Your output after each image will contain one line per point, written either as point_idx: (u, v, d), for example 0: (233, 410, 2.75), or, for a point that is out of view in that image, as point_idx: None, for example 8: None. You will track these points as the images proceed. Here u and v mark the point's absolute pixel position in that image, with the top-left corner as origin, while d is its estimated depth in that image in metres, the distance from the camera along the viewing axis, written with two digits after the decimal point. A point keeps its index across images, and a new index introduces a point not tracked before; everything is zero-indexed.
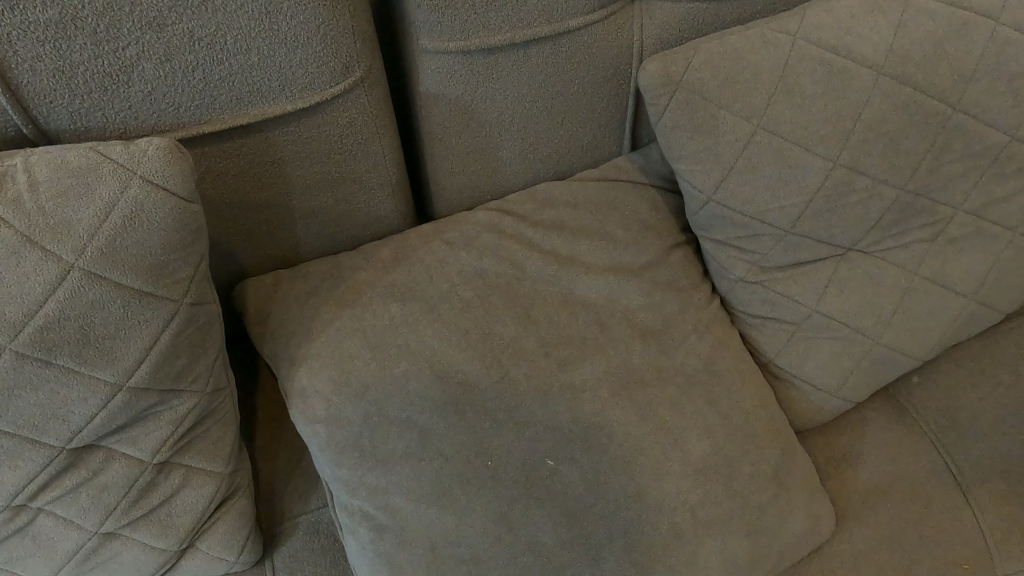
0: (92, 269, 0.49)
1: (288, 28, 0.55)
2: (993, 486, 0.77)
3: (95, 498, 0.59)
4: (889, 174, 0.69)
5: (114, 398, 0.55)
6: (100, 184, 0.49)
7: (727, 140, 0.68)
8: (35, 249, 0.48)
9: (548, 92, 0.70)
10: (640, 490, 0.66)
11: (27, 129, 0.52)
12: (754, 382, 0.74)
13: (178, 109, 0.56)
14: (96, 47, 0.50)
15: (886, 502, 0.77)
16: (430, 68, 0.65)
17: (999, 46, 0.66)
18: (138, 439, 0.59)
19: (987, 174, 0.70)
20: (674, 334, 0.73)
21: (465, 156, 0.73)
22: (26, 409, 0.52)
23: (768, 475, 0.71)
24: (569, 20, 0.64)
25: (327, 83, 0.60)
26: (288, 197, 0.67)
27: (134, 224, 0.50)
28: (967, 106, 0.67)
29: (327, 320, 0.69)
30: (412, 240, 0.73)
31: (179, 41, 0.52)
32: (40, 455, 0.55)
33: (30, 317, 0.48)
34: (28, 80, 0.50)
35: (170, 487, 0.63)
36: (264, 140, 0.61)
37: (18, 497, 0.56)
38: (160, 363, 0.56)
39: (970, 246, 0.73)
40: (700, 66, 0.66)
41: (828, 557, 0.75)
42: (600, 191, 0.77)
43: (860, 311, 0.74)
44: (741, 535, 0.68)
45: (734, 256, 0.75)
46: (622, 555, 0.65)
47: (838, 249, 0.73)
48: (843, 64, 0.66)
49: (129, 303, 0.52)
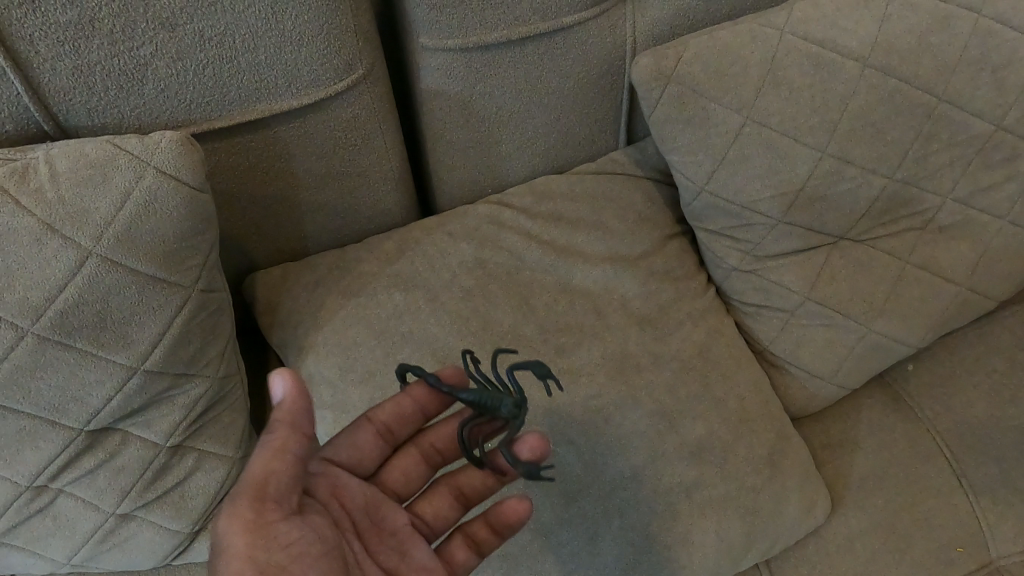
0: (108, 255, 0.52)
1: (293, 28, 0.58)
2: (987, 470, 0.78)
3: (112, 479, 0.62)
4: (876, 163, 0.71)
5: (130, 381, 0.57)
6: (115, 174, 0.52)
7: (718, 132, 0.70)
8: (55, 236, 0.50)
9: (545, 88, 0.72)
10: (636, 473, 0.68)
11: (48, 125, 0.55)
12: (749, 367, 0.76)
13: (190, 106, 0.59)
14: (112, 47, 0.53)
15: (881, 486, 0.79)
16: (431, 65, 0.68)
17: (982, 38, 0.67)
18: (153, 423, 0.62)
19: (974, 163, 0.72)
20: (670, 322, 0.75)
21: (466, 151, 0.76)
22: (47, 391, 0.54)
23: (763, 458, 0.72)
24: (562, 18, 0.67)
25: (331, 80, 0.63)
26: (293, 190, 0.70)
27: (149, 212, 0.53)
28: (951, 97, 0.69)
29: (333, 309, 0.71)
30: (415, 232, 0.76)
31: (190, 41, 0.55)
32: (61, 437, 0.57)
33: (52, 301, 0.51)
34: (48, 78, 0.53)
35: (183, 470, 0.65)
36: (271, 134, 0.64)
37: (40, 476, 0.59)
38: (173, 347, 0.59)
39: (958, 234, 0.74)
40: (691, 60, 0.68)
41: (823, 539, 0.76)
42: (596, 183, 0.79)
43: (853, 298, 0.75)
44: (737, 516, 0.70)
45: (728, 245, 0.77)
46: (620, 536, 0.67)
47: (830, 237, 0.75)
48: (829, 56, 0.68)
49: (144, 288, 0.54)
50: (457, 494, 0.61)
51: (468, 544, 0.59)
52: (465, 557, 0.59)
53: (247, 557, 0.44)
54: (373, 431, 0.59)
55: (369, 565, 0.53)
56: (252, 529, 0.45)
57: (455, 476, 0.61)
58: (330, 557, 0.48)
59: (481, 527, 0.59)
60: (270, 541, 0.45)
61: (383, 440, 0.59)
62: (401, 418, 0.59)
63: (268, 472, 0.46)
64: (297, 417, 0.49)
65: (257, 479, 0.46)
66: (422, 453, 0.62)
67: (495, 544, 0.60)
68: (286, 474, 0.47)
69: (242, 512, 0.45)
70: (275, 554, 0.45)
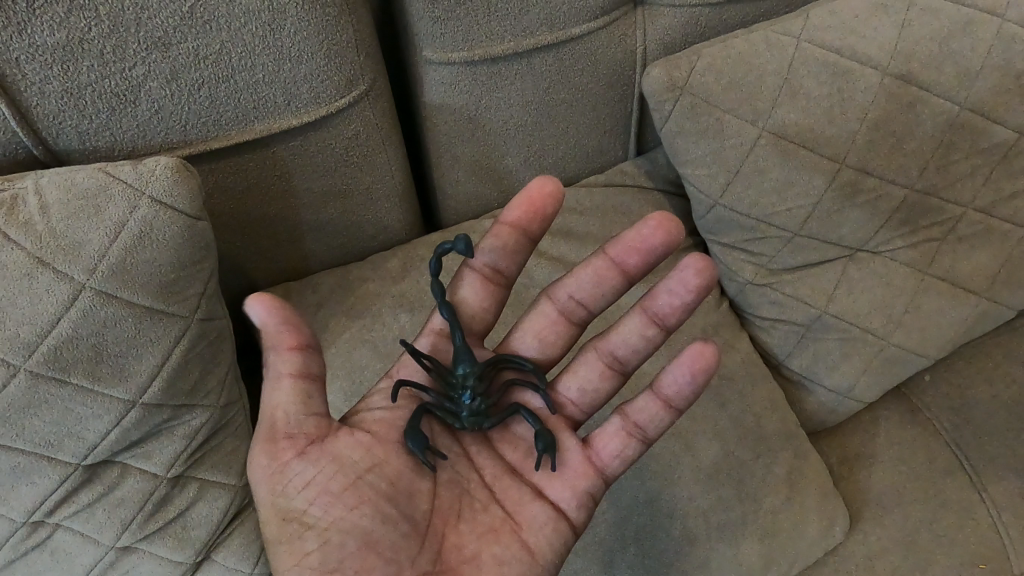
0: (103, 288, 0.50)
1: (292, 44, 0.56)
2: (1009, 484, 0.76)
3: (112, 513, 0.59)
4: (896, 173, 0.68)
5: (129, 414, 0.55)
6: (109, 204, 0.50)
7: (732, 144, 0.68)
8: (47, 270, 0.48)
9: (553, 99, 0.70)
10: (652, 496, 0.67)
11: (37, 150, 0.52)
12: (766, 384, 0.74)
13: (185, 127, 0.56)
14: (103, 68, 0.51)
15: (900, 502, 0.77)
16: (435, 79, 0.65)
17: (1006, 43, 0.65)
18: (153, 454, 0.59)
19: (996, 172, 0.70)
20: (684, 339, 0.73)
21: (472, 164, 0.73)
22: (41, 427, 0.52)
23: (781, 478, 0.70)
24: (571, 28, 0.65)
25: (332, 97, 0.61)
26: (293, 208, 0.67)
27: (145, 243, 0.51)
28: (974, 104, 0.67)
29: (338, 332, 0.70)
30: (419, 249, 0.74)
31: (185, 59, 0.53)
32: (57, 472, 0.55)
33: (44, 335, 0.49)
34: (36, 101, 0.50)
35: (185, 500, 0.63)
36: (270, 154, 0.62)
37: (37, 512, 0.56)
38: (172, 378, 0.56)
39: (980, 244, 0.72)
40: (704, 70, 0.66)
41: (843, 557, 0.75)
42: (606, 196, 0.77)
43: (871, 312, 0.73)
44: (755, 538, 0.68)
45: (742, 259, 0.75)
46: (635, 560, 0.66)
47: (847, 249, 0.72)
48: (847, 64, 0.66)
49: (141, 319, 0.52)
50: (605, 363, 0.57)
51: (621, 434, 0.55)
52: (617, 448, 0.55)
53: (273, 504, 0.48)
54: (481, 281, 0.57)
55: (485, 459, 0.55)
56: (271, 474, 0.48)
57: (604, 340, 0.57)
58: (365, 485, 0.49)
59: (650, 405, 0.55)
60: (284, 481, 0.48)
61: (494, 284, 0.58)
62: (505, 253, 0.57)
63: (273, 405, 0.48)
64: (274, 342, 0.46)
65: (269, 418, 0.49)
66: (562, 308, 0.58)
67: (667, 420, 0.55)
68: (287, 405, 0.48)
69: (261, 458, 0.48)
70: (295, 500, 0.48)
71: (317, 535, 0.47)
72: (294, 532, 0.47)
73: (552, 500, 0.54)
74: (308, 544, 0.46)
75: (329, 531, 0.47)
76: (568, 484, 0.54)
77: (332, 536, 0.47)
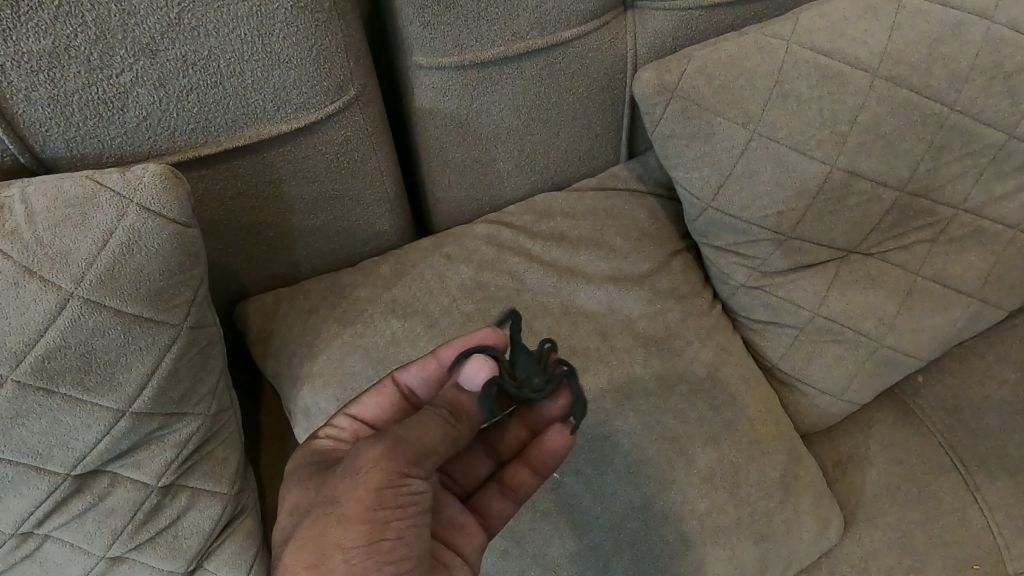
0: (91, 297, 0.49)
1: (281, 49, 0.56)
2: (1002, 483, 0.76)
3: (102, 523, 0.59)
4: (887, 175, 0.69)
5: (118, 424, 0.54)
6: (96, 212, 0.50)
7: (724, 147, 0.68)
8: (35, 279, 0.48)
9: (544, 104, 0.70)
10: (647, 500, 0.67)
11: (24, 158, 0.52)
12: (759, 386, 0.74)
13: (174, 133, 0.56)
14: (90, 75, 0.50)
15: (894, 503, 0.77)
16: (425, 84, 0.65)
17: (995, 45, 0.66)
18: (143, 463, 0.59)
19: (986, 173, 0.70)
20: (678, 342, 0.72)
21: (463, 169, 0.73)
22: (29, 438, 0.51)
23: (775, 481, 0.70)
24: (561, 32, 0.65)
25: (322, 102, 0.61)
26: (284, 215, 0.67)
27: (133, 251, 0.51)
28: (963, 106, 0.67)
29: (329, 339, 0.69)
30: (411, 254, 0.73)
31: (173, 65, 0.52)
32: (45, 483, 0.54)
33: (31, 346, 0.48)
34: (23, 109, 0.50)
35: (176, 509, 0.62)
36: (262, 160, 0.62)
37: (26, 523, 0.56)
38: (162, 387, 0.56)
39: (969, 245, 0.73)
40: (694, 73, 0.66)
41: (838, 559, 0.75)
42: (598, 200, 0.77)
43: (864, 314, 0.73)
44: (751, 541, 0.68)
45: (734, 262, 0.75)
46: (630, 565, 0.66)
47: (839, 252, 0.73)
48: (837, 67, 0.66)
49: (130, 328, 0.52)
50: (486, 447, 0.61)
51: (504, 494, 0.59)
52: (501, 506, 0.59)
53: (377, 490, 0.46)
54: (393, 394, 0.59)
55: None
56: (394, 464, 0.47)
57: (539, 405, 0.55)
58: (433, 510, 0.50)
59: (522, 470, 0.59)
60: (399, 483, 0.47)
61: (408, 402, 0.59)
62: (425, 381, 0.58)
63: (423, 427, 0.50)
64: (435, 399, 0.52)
65: (429, 442, 0.49)
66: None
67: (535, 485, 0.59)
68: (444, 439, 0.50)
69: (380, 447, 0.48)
70: (403, 494, 0.47)
71: (400, 530, 0.46)
72: (388, 519, 0.46)
73: (462, 553, 0.55)
74: (389, 535, 0.46)
75: (410, 531, 0.47)
76: (471, 540, 0.56)
77: (411, 535, 0.47)
